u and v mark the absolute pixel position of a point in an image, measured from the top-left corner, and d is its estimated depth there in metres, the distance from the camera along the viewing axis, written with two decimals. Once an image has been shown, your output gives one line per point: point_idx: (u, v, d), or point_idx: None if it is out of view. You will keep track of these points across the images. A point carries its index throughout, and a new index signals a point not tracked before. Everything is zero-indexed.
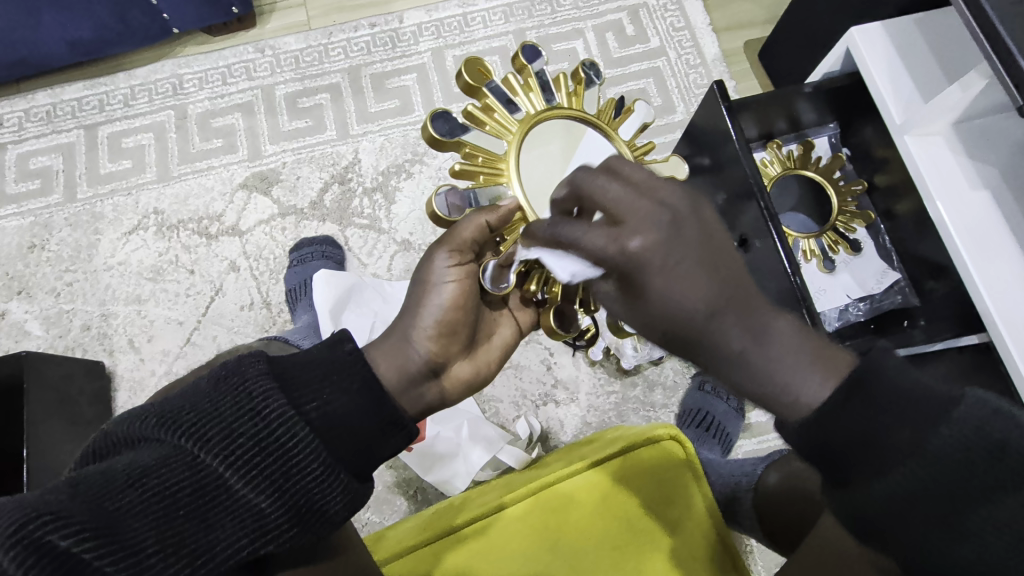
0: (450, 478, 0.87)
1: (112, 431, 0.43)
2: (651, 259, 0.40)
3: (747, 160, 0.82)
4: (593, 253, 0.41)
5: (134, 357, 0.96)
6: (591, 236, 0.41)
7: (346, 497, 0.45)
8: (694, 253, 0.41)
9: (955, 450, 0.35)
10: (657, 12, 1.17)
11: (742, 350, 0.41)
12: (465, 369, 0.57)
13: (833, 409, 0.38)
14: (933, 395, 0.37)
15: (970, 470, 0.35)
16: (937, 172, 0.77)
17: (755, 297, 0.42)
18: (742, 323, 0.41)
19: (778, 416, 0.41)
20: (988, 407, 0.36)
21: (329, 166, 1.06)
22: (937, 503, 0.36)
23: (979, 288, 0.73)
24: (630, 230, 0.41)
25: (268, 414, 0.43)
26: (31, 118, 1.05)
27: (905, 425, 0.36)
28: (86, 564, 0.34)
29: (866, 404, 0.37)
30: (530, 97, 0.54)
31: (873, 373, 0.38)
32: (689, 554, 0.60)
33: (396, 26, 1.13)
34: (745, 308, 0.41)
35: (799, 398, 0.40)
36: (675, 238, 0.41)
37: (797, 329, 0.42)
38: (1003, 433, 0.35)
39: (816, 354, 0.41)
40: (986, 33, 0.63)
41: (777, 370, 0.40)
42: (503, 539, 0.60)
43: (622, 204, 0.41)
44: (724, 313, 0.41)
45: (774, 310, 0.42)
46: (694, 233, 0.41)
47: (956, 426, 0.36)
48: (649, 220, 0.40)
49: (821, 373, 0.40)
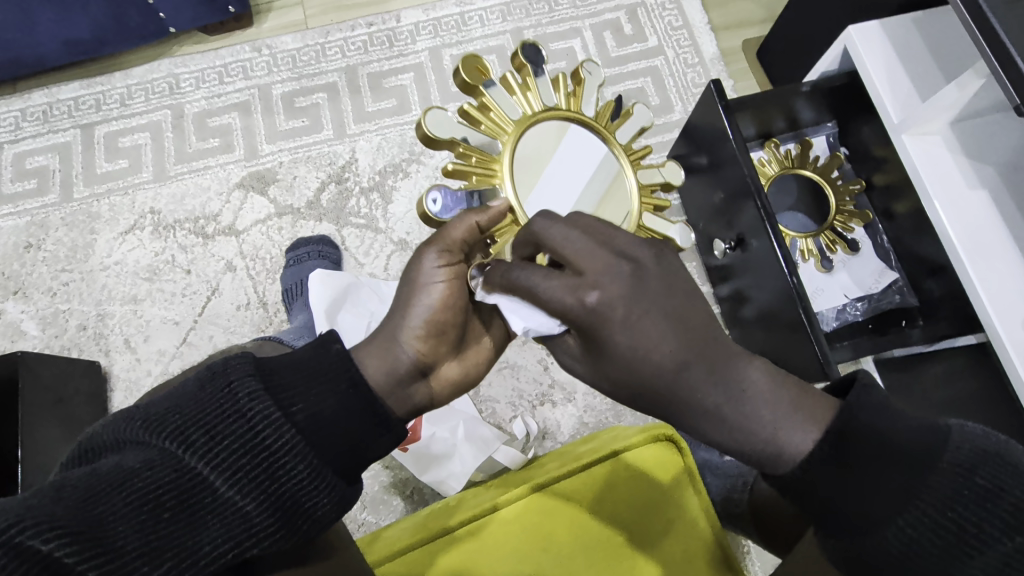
0: (445, 478, 0.87)
1: (99, 433, 0.43)
2: (609, 311, 0.40)
3: (744, 159, 0.82)
4: (554, 304, 0.42)
5: (131, 358, 0.96)
6: (550, 285, 0.42)
7: (333, 499, 0.45)
8: (655, 301, 0.40)
9: (953, 489, 0.37)
10: (655, 11, 1.16)
11: (718, 409, 0.40)
12: (454, 370, 0.56)
13: (818, 464, 0.38)
14: (921, 429, 0.38)
15: (963, 500, 0.37)
16: (935, 172, 0.77)
17: (728, 345, 0.41)
18: (710, 379, 0.40)
19: (766, 471, 0.40)
20: (973, 442, 0.38)
21: (326, 165, 1.06)
22: (933, 544, 0.37)
23: (978, 292, 0.72)
24: (588, 283, 0.41)
25: (254, 416, 0.42)
26: (28, 117, 1.05)
27: (905, 459, 0.37)
28: (69, 567, 0.35)
29: (863, 450, 0.38)
30: (527, 96, 0.54)
31: (865, 404, 0.39)
32: (682, 555, 0.60)
33: (393, 26, 1.12)
34: (714, 360, 0.40)
35: (784, 448, 0.39)
36: (635, 286, 0.40)
37: (774, 373, 0.40)
38: (998, 470, 0.37)
39: (796, 401, 0.39)
40: (983, 32, 0.63)
41: (757, 419, 0.39)
42: (496, 540, 0.60)
43: (580, 255, 0.41)
44: (692, 367, 0.40)
45: (748, 356, 0.41)
46: (656, 281, 0.41)
47: (949, 461, 0.37)
48: (606, 272, 0.40)
49: (805, 426, 0.39)
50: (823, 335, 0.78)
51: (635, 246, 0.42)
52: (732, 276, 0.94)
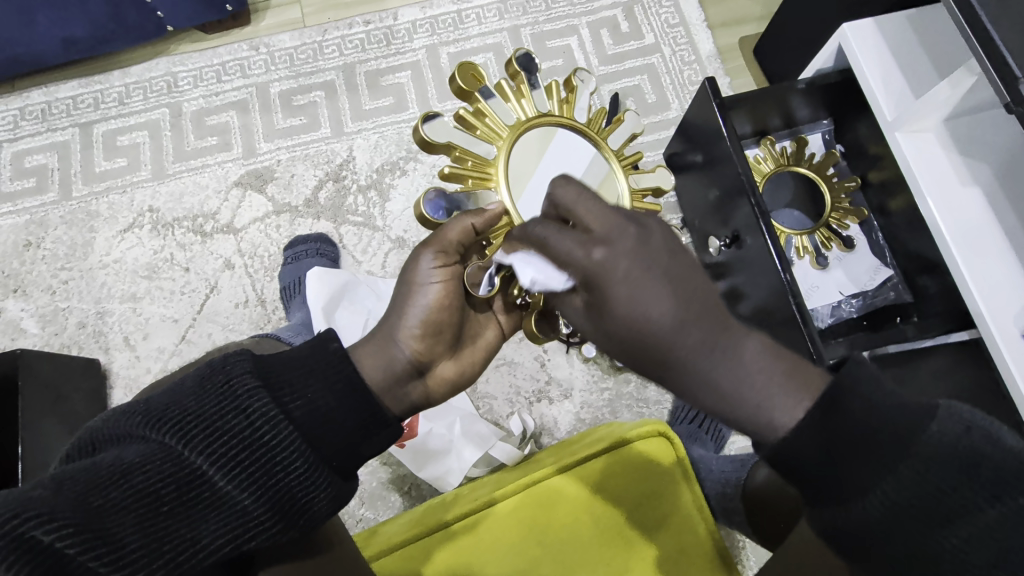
0: (443, 474, 0.87)
1: (99, 428, 0.43)
2: (615, 267, 0.40)
3: (739, 157, 0.82)
4: (561, 255, 0.41)
5: (130, 355, 0.97)
6: (560, 239, 0.41)
7: (329, 494, 0.45)
8: (661, 262, 0.40)
9: (935, 465, 0.37)
10: (652, 8, 1.17)
11: (711, 376, 0.40)
12: (450, 369, 0.56)
13: (811, 432, 0.39)
14: (908, 406, 0.38)
15: (948, 477, 0.37)
16: (927, 170, 0.77)
17: (727, 317, 0.41)
18: (708, 341, 0.40)
19: (755, 437, 0.41)
20: (961, 419, 0.37)
21: (324, 163, 1.06)
22: (913, 514, 0.37)
23: (968, 284, 0.73)
24: (598, 240, 0.41)
25: (252, 412, 0.43)
26: (26, 116, 1.05)
27: (893, 430, 0.38)
28: (69, 558, 0.35)
29: (843, 429, 0.38)
30: (521, 103, 0.55)
31: (852, 385, 0.39)
32: (678, 552, 0.61)
33: (391, 23, 1.13)
34: (712, 325, 0.40)
35: (771, 438, 0.40)
36: (641, 247, 0.40)
37: (768, 348, 0.42)
38: (980, 446, 0.37)
39: (788, 370, 0.41)
40: (974, 30, 0.63)
41: (749, 387, 0.40)
42: (491, 536, 0.60)
43: (590, 213, 0.41)
44: (690, 329, 0.40)
45: (745, 331, 0.42)
46: (661, 248, 0.41)
47: (934, 437, 0.37)
48: (615, 230, 0.41)
49: (790, 417, 0.40)
50: (817, 331, 0.78)
51: (643, 217, 0.43)
52: (728, 273, 0.94)
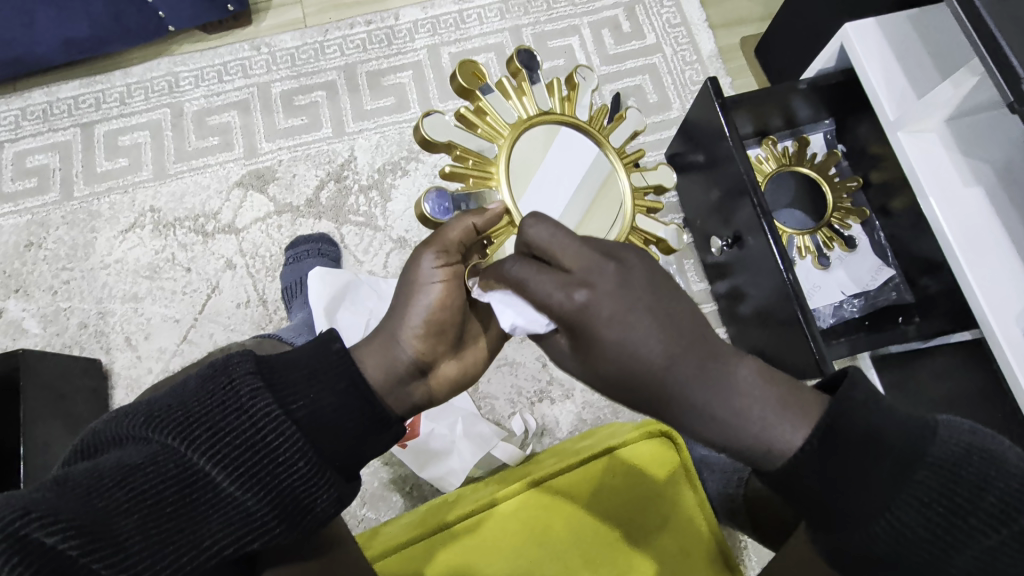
0: (444, 475, 0.87)
1: (101, 429, 0.43)
2: (597, 310, 0.41)
3: (741, 157, 0.82)
4: (540, 298, 0.42)
5: (131, 355, 0.97)
6: (539, 281, 0.42)
7: (333, 494, 0.45)
8: (643, 299, 0.41)
9: (940, 483, 0.37)
10: (653, 8, 1.17)
11: (708, 406, 0.40)
12: (453, 369, 0.56)
13: (809, 462, 0.38)
14: (911, 423, 0.38)
15: (951, 496, 0.37)
16: (930, 170, 0.77)
17: (718, 346, 0.42)
18: (698, 375, 0.40)
19: (755, 465, 0.41)
20: (961, 438, 0.38)
21: (325, 163, 1.06)
22: (917, 530, 0.37)
23: (973, 289, 0.73)
24: (578, 281, 0.42)
25: (254, 412, 0.43)
26: (28, 116, 1.05)
27: (897, 448, 0.38)
28: (72, 560, 0.35)
29: (850, 444, 0.38)
30: (523, 101, 0.54)
31: (859, 401, 0.39)
32: (681, 553, 0.60)
33: (392, 23, 1.13)
34: (699, 360, 0.41)
35: (774, 445, 0.39)
36: (622, 287, 0.41)
37: (764, 372, 0.41)
38: (982, 465, 0.37)
39: (785, 396, 0.40)
40: (977, 30, 0.63)
41: (748, 414, 0.40)
42: (493, 537, 0.60)
43: (568, 252, 0.42)
44: (680, 365, 0.40)
45: (739, 356, 0.42)
46: (643, 284, 0.42)
47: (938, 454, 0.37)
48: (595, 269, 0.41)
49: (796, 421, 0.39)
50: (818, 331, 0.78)
51: (623, 250, 0.43)
52: (730, 274, 0.94)
